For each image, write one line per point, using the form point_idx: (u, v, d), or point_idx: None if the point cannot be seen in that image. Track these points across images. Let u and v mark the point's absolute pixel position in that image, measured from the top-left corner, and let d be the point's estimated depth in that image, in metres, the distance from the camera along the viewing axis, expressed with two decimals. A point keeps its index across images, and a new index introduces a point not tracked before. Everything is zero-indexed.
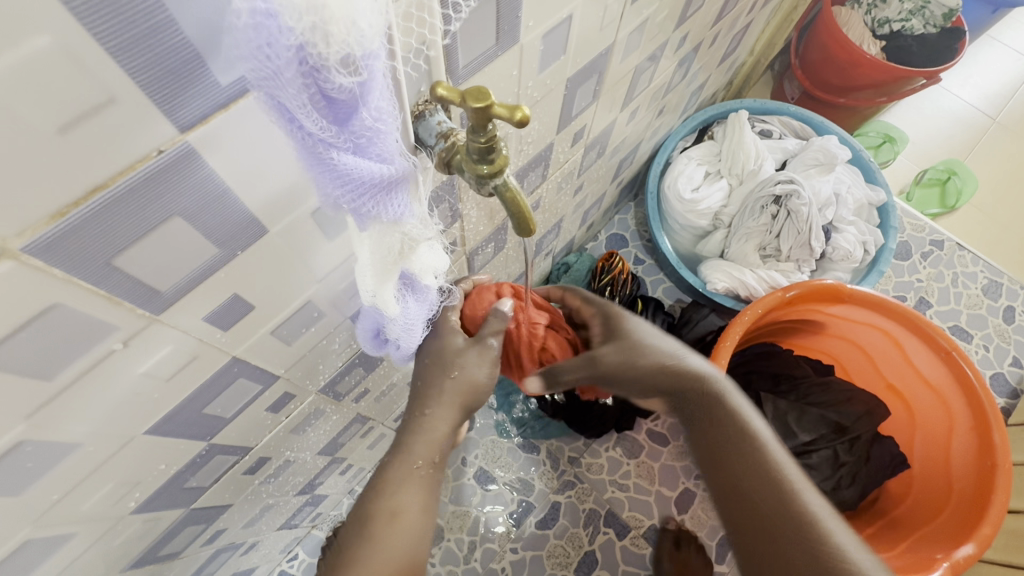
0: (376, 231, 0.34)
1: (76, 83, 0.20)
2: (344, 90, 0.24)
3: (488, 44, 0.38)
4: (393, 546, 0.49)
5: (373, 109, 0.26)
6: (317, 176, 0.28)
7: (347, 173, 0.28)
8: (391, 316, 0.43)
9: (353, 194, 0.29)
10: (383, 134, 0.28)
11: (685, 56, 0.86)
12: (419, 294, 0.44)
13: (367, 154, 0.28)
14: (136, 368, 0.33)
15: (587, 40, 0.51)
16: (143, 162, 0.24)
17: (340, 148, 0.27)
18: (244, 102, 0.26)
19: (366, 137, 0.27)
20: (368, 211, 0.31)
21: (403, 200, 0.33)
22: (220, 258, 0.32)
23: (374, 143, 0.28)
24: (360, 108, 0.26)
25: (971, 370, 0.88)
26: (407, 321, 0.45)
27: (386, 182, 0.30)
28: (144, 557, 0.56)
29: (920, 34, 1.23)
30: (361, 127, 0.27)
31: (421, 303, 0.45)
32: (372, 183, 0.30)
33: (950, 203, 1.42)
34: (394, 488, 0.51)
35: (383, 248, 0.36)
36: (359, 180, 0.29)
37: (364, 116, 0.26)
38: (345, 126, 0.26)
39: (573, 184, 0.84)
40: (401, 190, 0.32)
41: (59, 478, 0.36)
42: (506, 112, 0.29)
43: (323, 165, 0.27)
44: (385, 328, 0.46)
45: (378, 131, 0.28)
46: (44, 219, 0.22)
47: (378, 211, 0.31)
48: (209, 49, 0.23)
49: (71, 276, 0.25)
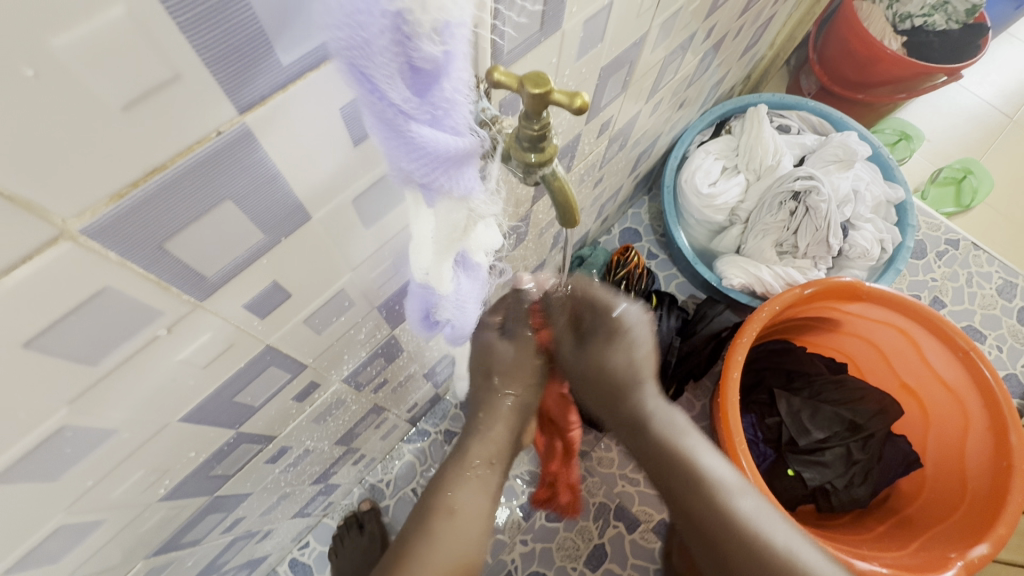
0: (443, 207, 0.33)
1: (142, 58, 0.19)
2: (430, 60, 0.24)
3: (532, 30, 0.37)
4: (449, 539, 0.54)
5: (453, 80, 0.26)
6: (390, 147, 0.28)
7: (424, 146, 0.28)
8: (441, 293, 0.43)
9: (427, 167, 0.29)
10: (457, 107, 0.28)
11: (707, 51, 0.85)
12: (471, 272, 0.43)
13: (443, 128, 0.28)
14: (177, 354, 0.33)
15: (623, 29, 0.50)
16: (201, 143, 0.23)
17: (418, 120, 0.27)
18: (315, 74, 0.25)
19: (444, 109, 0.27)
20: (439, 185, 0.31)
21: (472, 175, 0.32)
22: (265, 244, 0.31)
23: (449, 116, 0.28)
24: (442, 79, 0.26)
25: (989, 370, 0.87)
26: (460, 298, 0.45)
27: (457, 156, 0.30)
28: (167, 543, 0.56)
29: (942, 29, 1.20)
30: (441, 98, 0.27)
31: (474, 282, 0.45)
32: (446, 158, 0.29)
33: (966, 202, 1.40)
34: (450, 487, 0.57)
35: (448, 224, 0.35)
36: (434, 153, 0.28)
37: (445, 86, 0.26)
38: (426, 98, 0.26)
39: (594, 176, 0.83)
40: (470, 165, 0.32)
41: (95, 463, 0.35)
42: (566, 99, 0.29)
43: (401, 138, 0.27)
44: (436, 306, 0.46)
45: (454, 104, 0.27)
46: (102, 200, 0.22)
47: (450, 185, 0.31)
48: (276, 27, 0.22)
49: (125, 259, 0.25)
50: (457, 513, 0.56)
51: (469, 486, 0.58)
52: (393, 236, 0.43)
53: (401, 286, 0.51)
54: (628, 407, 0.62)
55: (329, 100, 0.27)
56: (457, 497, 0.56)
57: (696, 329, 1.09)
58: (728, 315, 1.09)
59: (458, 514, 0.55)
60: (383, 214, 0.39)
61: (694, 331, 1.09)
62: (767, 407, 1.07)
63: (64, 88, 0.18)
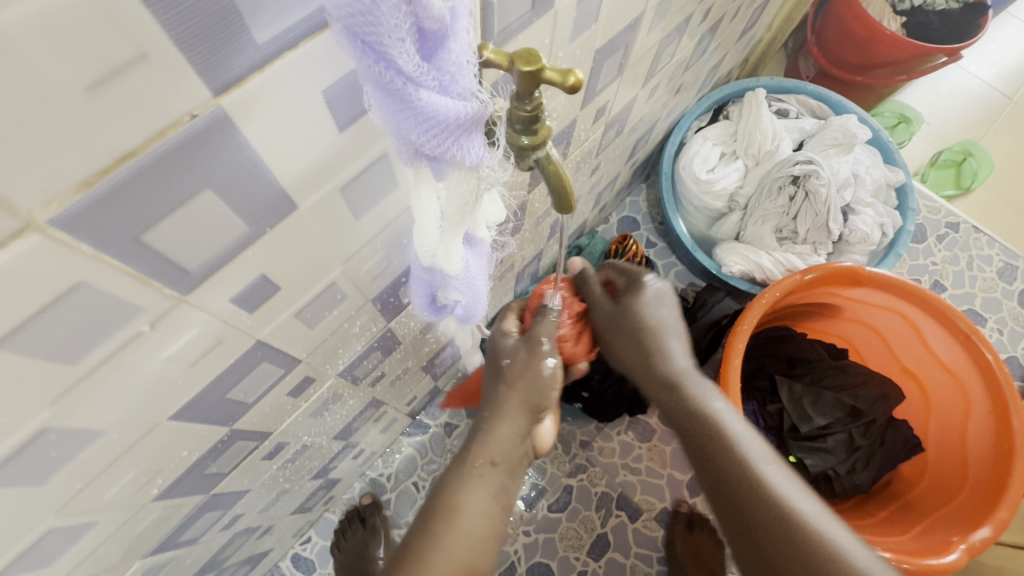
0: (453, 179, 0.31)
1: (105, 34, 0.18)
2: (438, 19, 0.23)
3: (524, 9, 0.36)
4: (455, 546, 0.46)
5: (460, 43, 0.26)
6: (399, 120, 0.26)
7: (433, 116, 0.26)
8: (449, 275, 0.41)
9: (438, 140, 0.27)
10: (465, 72, 0.27)
11: (704, 33, 0.83)
12: (476, 248, 0.42)
13: (451, 95, 0.27)
14: (162, 351, 0.32)
15: (618, 8, 0.49)
16: (174, 128, 0.22)
17: (427, 87, 0.25)
18: (295, 52, 0.24)
19: (450, 74, 0.26)
20: (452, 158, 0.29)
21: (481, 145, 0.29)
22: (249, 235, 0.30)
23: (457, 82, 0.26)
24: (449, 40, 0.25)
25: (991, 353, 0.87)
26: (468, 278, 0.44)
27: (471, 126, 0.28)
28: (165, 542, 0.55)
29: (941, 8, 1.19)
30: (447, 62, 0.26)
31: (479, 258, 0.44)
32: (457, 128, 0.27)
33: (966, 184, 1.39)
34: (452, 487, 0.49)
35: (457, 197, 0.32)
36: (443, 124, 0.26)
37: (453, 48, 0.25)
38: (432, 62, 0.25)
39: (590, 163, 0.82)
40: (483, 135, 0.29)
41: (83, 465, 0.34)
42: (558, 77, 0.27)
43: (408, 108, 0.25)
44: (444, 287, 0.45)
45: (461, 68, 0.26)
46: (70, 190, 0.21)
47: (462, 156, 0.28)
48: (249, 3, 0.21)
49: (99, 252, 0.24)
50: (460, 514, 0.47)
51: (474, 488, 0.49)
52: (385, 227, 0.42)
53: (395, 278, 0.50)
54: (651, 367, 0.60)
55: (310, 84, 0.26)
56: (460, 498, 0.48)
57: (696, 318, 1.08)
58: (728, 303, 1.08)
59: (462, 518, 0.47)
60: (374, 203, 0.38)
61: (694, 319, 1.08)
62: (769, 394, 1.07)
63: (19, 70, 0.17)
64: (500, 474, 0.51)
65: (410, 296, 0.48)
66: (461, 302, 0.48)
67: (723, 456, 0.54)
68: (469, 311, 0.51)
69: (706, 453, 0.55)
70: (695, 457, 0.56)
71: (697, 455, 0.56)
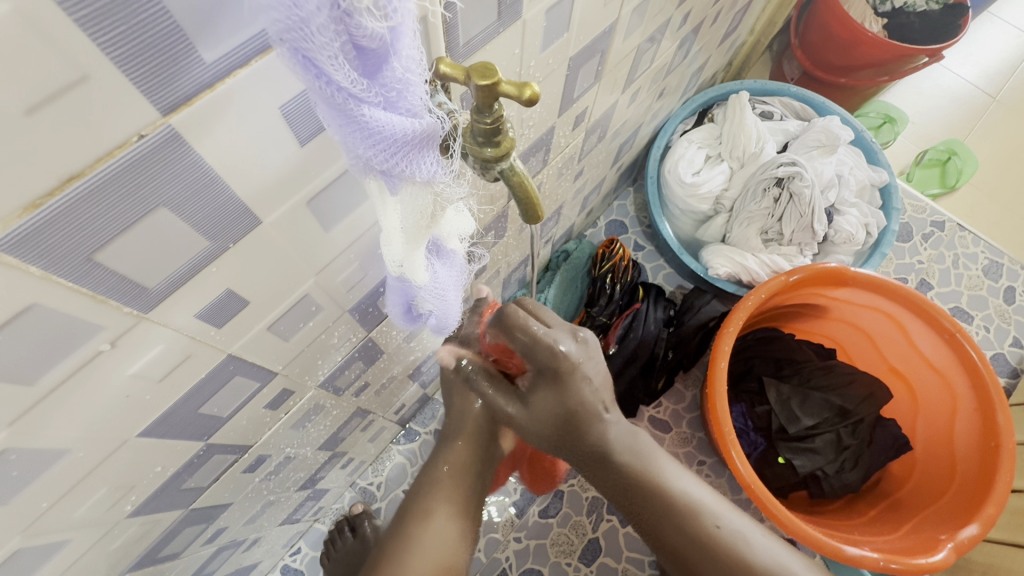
0: (407, 194, 0.32)
1: (40, 58, 0.18)
2: (374, 37, 0.23)
3: (490, 20, 0.36)
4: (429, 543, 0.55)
5: (403, 58, 0.25)
6: (344, 134, 0.26)
7: (379, 131, 0.27)
8: (418, 285, 0.42)
9: (387, 154, 0.28)
10: (414, 88, 0.27)
11: (685, 37, 0.83)
12: (447, 258, 0.43)
13: (398, 110, 0.27)
14: (125, 369, 0.31)
15: (590, 16, 0.49)
16: (122, 148, 0.22)
17: (371, 103, 0.26)
18: (248, 70, 0.24)
19: (396, 90, 0.26)
20: (402, 172, 0.29)
21: (434, 160, 0.30)
22: (211, 251, 0.30)
23: (404, 97, 0.27)
24: (390, 58, 0.25)
25: (975, 350, 0.87)
26: (439, 289, 0.44)
27: (421, 140, 0.28)
28: (144, 557, 0.55)
29: (921, 10, 1.20)
30: (391, 78, 0.26)
31: (451, 269, 0.44)
32: (405, 142, 0.28)
33: (950, 183, 1.40)
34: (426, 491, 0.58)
35: (414, 211, 0.33)
36: (390, 138, 0.27)
37: (395, 66, 0.25)
38: (375, 78, 0.25)
39: (573, 169, 0.82)
40: (433, 148, 0.29)
41: (48, 484, 0.34)
42: (515, 90, 0.28)
43: (352, 123, 0.26)
44: (416, 298, 0.45)
45: (407, 84, 0.26)
46: (14, 212, 0.21)
47: (412, 171, 0.29)
48: (192, 21, 0.21)
49: (49, 273, 0.23)
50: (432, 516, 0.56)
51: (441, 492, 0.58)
52: (357, 239, 0.42)
53: (373, 288, 0.50)
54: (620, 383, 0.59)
55: (265, 101, 0.26)
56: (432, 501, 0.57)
57: (683, 320, 1.08)
58: (715, 305, 1.08)
59: (433, 519, 0.56)
60: (346, 214, 0.38)
61: (681, 322, 1.08)
62: (757, 396, 1.07)
63: None
64: (465, 479, 0.60)
65: (386, 306, 0.48)
66: (434, 313, 0.48)
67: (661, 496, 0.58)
68: (446, 320, 0.51)
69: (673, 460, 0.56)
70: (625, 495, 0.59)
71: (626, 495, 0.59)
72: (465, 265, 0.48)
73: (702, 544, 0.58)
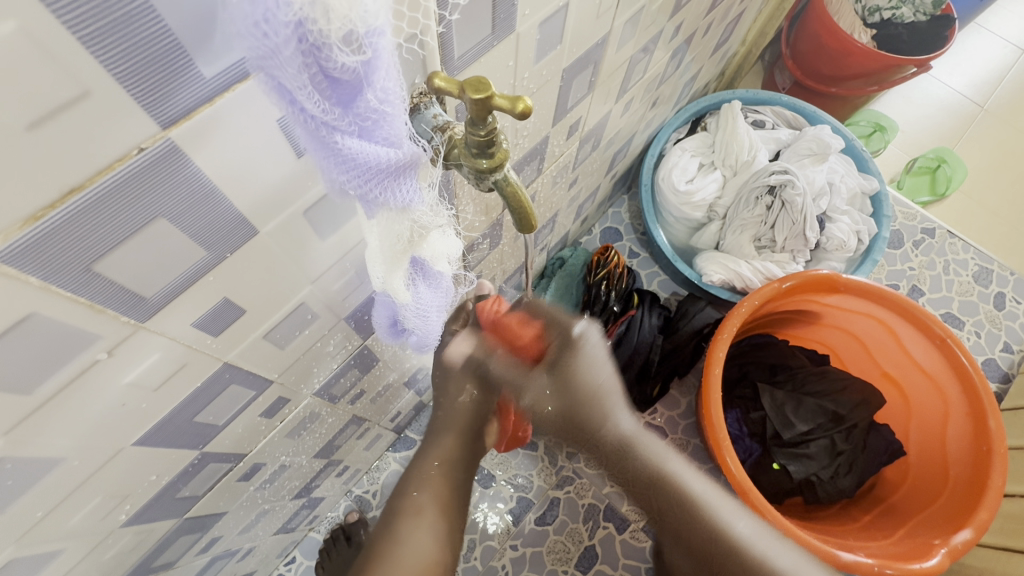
0: (384, 218, 0.33)
1: (47, 74, 0.19)
2: (345, 69, 0.24)
3: (484, 33, 0.37)
4: (416, 542, 0.52)
5: (380, 90, 0.25)
6: (322, 161, 0.27)
7: (353, 157, 0.27)
8: (401, 304, 0.42)
9: (360, 180, 0.29)
10: (391, 117, 0.27)
11: (678, 47, 0.84)
12: (431, 280, 0.43)
13: (374, 139, 0.27)
14: (122, 378, 0.32)
15: (582, 29, 0.50)
16: (121, 162, 0.23)
17: (344, 130, 0.26)
18: (244, 85, 0.25)
19: (373, 121, 0.27)
20: (375, 198, 0.30)
21: (412, 186, 0.32)
22: (208, 260, 0.31)
23: (381, 127, 0.27)
24: (365, 89, 0.25)
25: (966, 356, 0.89)
26: (420, 308, 0.44)
27: (396, 167, 0.29)
28: (139, 566, 0.54)
29: (910, 21, 1.21)
30: (366, 109, 0.26)
31: (434, 291, 0.44)
32: (380, 168, 0.28)
33: (940, 190, 1.42)
34: (414, 489, 0.56)
35: (391, 236, 0.34)
36: (365, 165, 0.28)
37: (370, 97, 0.25)
38: (349, 108, 0.26)
39: (568, 177, 0.83)
40: (411, 175, 0.31)
41: (43, 494, 0.34)
42: (508, 103, 0.28)
43: (328, 150, 0.27)
44: (399, 315, 0.45)
45: (384, 115, 0.27)
46: (16, 224, 0.21)
47: (385, 198, 0.30)
48: (191, 40, 0.22)
49: (49, 283, 0.24)
50: (422, 512, 0.54)
51: (432, 486, 0.57)
52: (350, 250, 0.42)
53: (367, 298, 0.50)
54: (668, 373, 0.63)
55: (261, 116, 0.27)
56: (420, 497, 0.55)
57: (678, 327, 1.08)
58: (709, 312, 1.08)
59: (424, 515, 0.54)
60: (341, 224, 0.38)
61: (676, 329, 1.08)
62: (752, 401, 1.07)
63: None
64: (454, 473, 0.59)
65: (372, 322, 0.49)
66: (415, 330, 0.48)
67: (662, 495, 0.60)
68: (428, 335, 0.51)
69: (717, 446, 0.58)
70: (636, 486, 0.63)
71: (642, 494, 0.63)
72: (451, 287, 0.48)
73: None
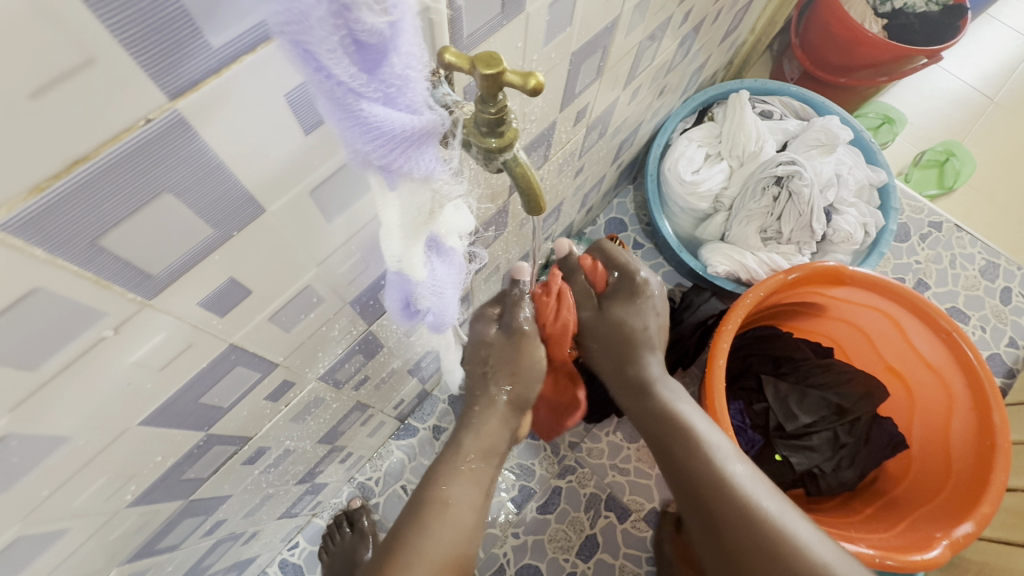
0: (405, 189, 0.32)
1: (49, 41, 0.18)
2: (374, 32, 0.23)
3: (493, 12, 0.36)
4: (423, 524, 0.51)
5: (403, 55, 0.26)
6: (345, 130, 0.26)
7: (378, 126, 0.27)
8: (417, 281, 0.42)
9: (385, 149, 0.28)
10: (413, 84, 0.27)
11: (685, 36, 0.83)
12: (446, 257, 0.43)
13: (397, 106, 0.27)
14: (128, 356, 0.32)
15: (592, 12, 0.49)
16: (128, 132, 0.22)
17: (370, 98, 0.26)
18: (254, 56, 0.24)
19: (396, 87, 0.26)
20: (399, 167, 0.30)
21: (432, 154, 0.31)
22: (214, 239, 0.30)
23: (403, 94, 0.27)
24: (391, 53, 0.25)
25: (971, 349, 0.88)
26: (437, 286, 0.44)
27: (418, 135, 0.29)
28: (143, 548, 0.55)
29: (922, 11, 1.20)
30: (391, 75, 0.26)
31: (449, 268, 0.44)
32: (403, 138, 0.28)
33: (948, 184, 1.40)
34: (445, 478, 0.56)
35: (413, 207, 0.34)
36: (390, 133, 0.27)
37: (395, 62, 0.25)
38: (375, 74, 0.25)
39: (573, 165, 0.82)
40: (431, 143, 0.30)
41: (49, 472, 0.34)
42: (520, 80, 0.28)
43: (352, 117, 0.26)
44: (415, 294, 0.45)
45: (407, 80, 0.27)
46: (20, 195, 0.21)
47: (409, 166, 0.30)
48: (200, 7, 0.21)
49: (54, 257, 0.24)
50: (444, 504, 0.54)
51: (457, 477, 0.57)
52: (357, 232, 0.42)
53: (373, 281, 0.50)
54: (626, 372, 0.68)
55: (267, 90, 0.26)
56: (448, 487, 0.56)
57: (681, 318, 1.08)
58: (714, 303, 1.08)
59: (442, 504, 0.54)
60: (348, 205, 0.38)
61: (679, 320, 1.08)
62: (755, 394, 1.07)
63: None
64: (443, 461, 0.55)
65: (384, 303, 0.47)
66: (431, 311, 0.47)
67: (687, 452, 0.63)
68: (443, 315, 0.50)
69: (678, 446, 0.64)
70: (666, 453, 0.66)
71: (668, 453, 0.65)
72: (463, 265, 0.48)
73: (730, 512, 0.60)
